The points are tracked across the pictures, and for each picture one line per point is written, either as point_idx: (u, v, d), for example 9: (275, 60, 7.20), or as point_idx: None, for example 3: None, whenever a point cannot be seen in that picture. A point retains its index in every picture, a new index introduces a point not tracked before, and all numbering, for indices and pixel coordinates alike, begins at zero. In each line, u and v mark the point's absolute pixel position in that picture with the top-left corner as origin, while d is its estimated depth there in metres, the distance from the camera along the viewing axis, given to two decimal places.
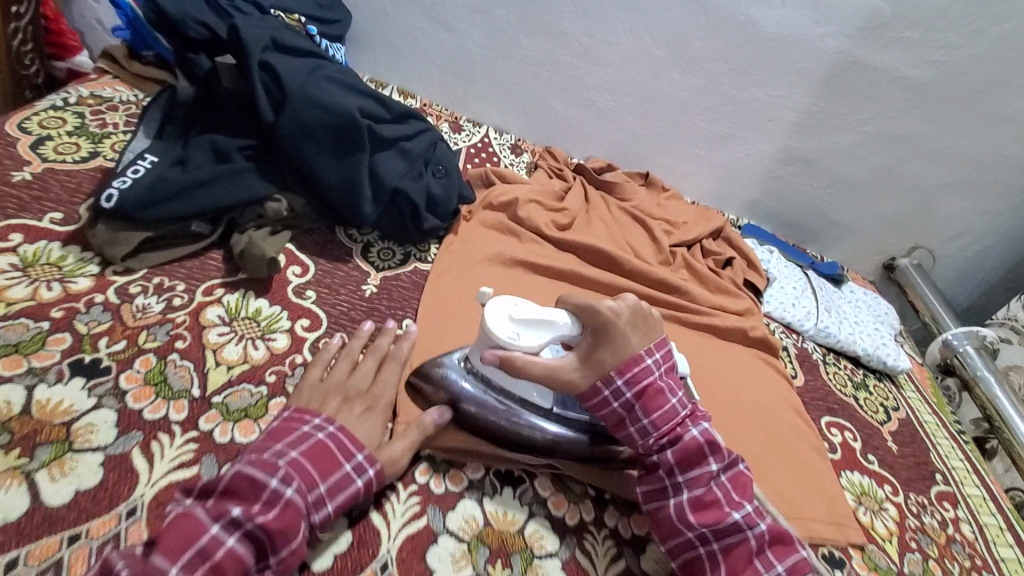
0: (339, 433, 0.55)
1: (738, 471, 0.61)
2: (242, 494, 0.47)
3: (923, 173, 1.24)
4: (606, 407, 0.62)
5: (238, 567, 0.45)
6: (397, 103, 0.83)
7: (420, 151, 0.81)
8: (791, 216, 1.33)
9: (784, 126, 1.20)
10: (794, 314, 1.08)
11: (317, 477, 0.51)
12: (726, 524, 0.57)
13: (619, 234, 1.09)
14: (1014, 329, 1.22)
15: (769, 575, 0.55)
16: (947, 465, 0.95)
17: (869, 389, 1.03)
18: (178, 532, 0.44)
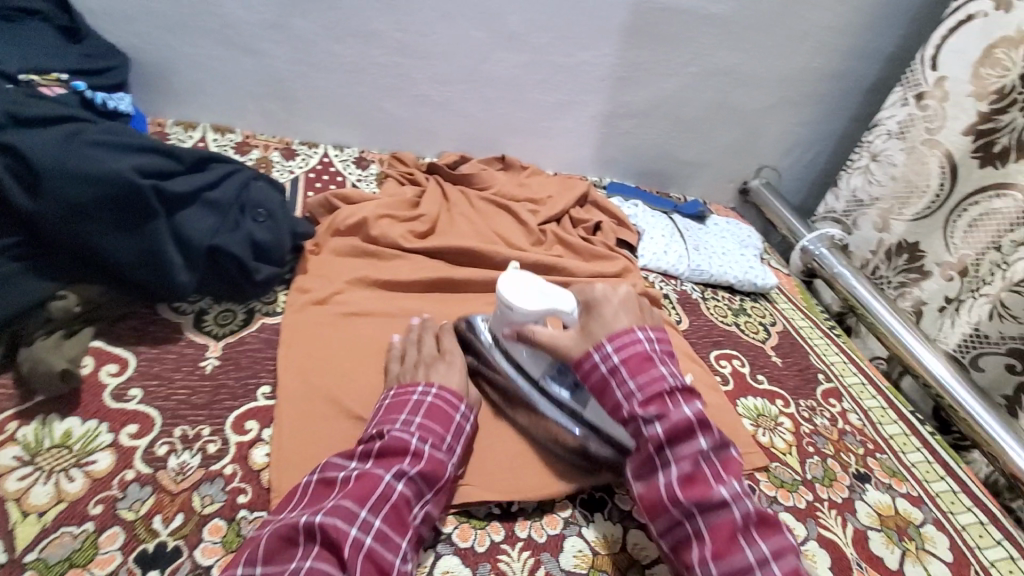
0: (442, 393, 0.67)
1: (727, 452, 0.62)
2: (396, 453, 0.60)
3: (749, 99, 1.31)
4: (614, 397, 0.65)
5: (399, 521, 0.56)
6: (190, 150, 0.73)
7: (229, 200, 0.73)
8: (645, 165, 1.39)
9: (617, 82, 1.22)
10: (668, 261, 1.12)
11: (443, 431, 0.64)
12: (739, 566, 0.55)
13: (484, 226, 1.06)
14: (835, 220, 1.34)
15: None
16: (827, 363, 1.02)
17: (748, 312, 1.09)
18: (362, 485, 0.56)
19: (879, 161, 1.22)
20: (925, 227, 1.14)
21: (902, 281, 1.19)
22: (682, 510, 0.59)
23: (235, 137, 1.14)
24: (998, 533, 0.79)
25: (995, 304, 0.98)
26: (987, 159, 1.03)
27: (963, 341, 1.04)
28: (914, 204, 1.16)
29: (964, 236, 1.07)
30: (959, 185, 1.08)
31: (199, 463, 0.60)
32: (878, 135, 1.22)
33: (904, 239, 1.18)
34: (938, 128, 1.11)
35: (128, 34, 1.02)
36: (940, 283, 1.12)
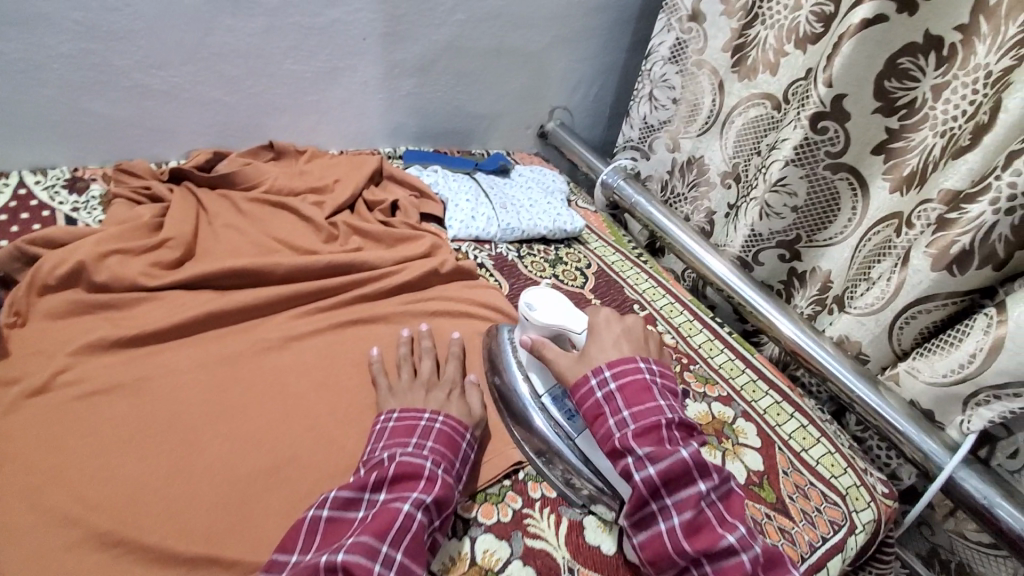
0: (447, 419, 0.66)
1: (729, 492, 0.62)
2: (410, 479, 0.58)
3: (526, 40, 1.28)
4: (591, 398, 0.66)
5: (417, 557, 0.54)
6: None
7: None
8: (438, 126, 1.30)
9: (381, 39, 1.09)
10: (476, 227, 1.07)
11: (451, 456, 0.63)
12: (720, 549, 0.57)
13: (259, 233, 0.90)
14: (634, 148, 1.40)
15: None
16: (638, 291, 1.08)
17: (564, 260, 1.10)
18: (378, 518, 0.54)
19: (660, 85, 1.29)
20: (705, 141, 1.24)
21: (695, 195, 1.29)
22: (655, 500, 0.60)
23: None
24: (789, 408, 0.90)
25: (762, 206, 1.09)
26: (744, 73, 1.14)
27: (745, 242, 1.16)
28: (696, 119, 1.24)
29: (736, 140, 1.17)
30: (726, 99, 1.18)
31: None
32: (655, 62, 1.28)
33: (692, 155, 1.27)
34: (702, 49, 1.19)
35: None
36: (722, 192, 1.23)
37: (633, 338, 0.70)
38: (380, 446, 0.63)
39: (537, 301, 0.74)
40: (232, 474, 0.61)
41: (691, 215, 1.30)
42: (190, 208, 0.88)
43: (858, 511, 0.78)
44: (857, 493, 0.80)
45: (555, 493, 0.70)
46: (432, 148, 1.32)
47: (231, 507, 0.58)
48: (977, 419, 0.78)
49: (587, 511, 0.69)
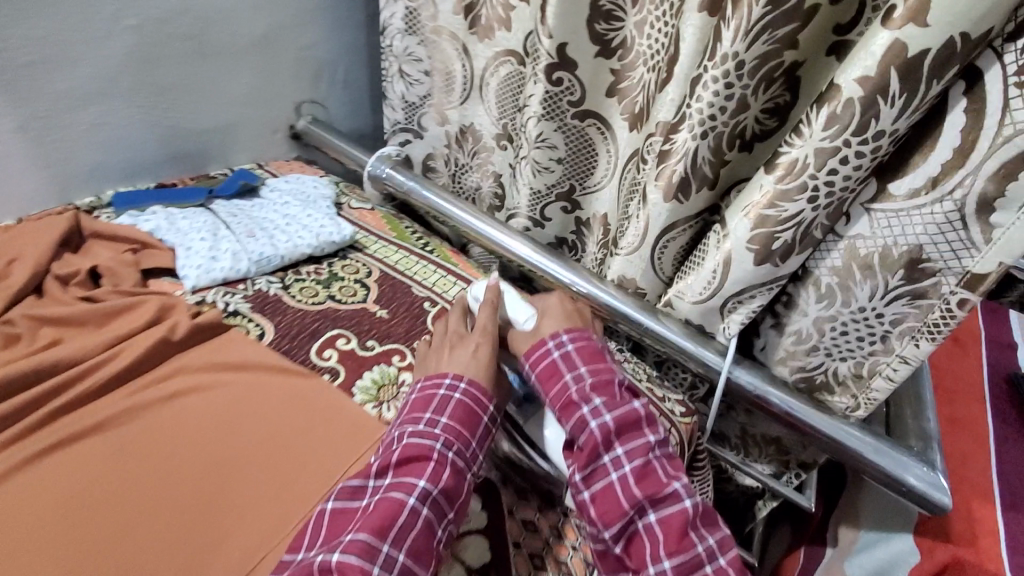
0: (468, 389, 0.70)
1: (672, 452, 0.70)
2: (419, 462, 0.63)
3: (230, 36, 1.09)
4: (434, 395, 0.70)
5: (424, 542, 0.59)
6: None
7: None
8: (154, 155, 1.09)
9: (14, 70, 0.86)
10: (221, 268, 0.91)
11: (467, 435, 0.67)
12: (666, 496, 0.65)
13: None
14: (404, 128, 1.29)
15: (702, 545, 0.63)
16: (428, 286, 1.01)
17: (339, 276, 0.99)
18: (378, 515, 0.59)
19: (407, 59, 1.19)
20: (469, 108, 1.19)
21: (478, 162, 1.24)
22: (608, 449, 0.67)
23: None
24: None
25: (534, 163, 1.06)
26: (482, 33, 1.09)
27: (531, 201, 1.12)
28: (454, 89, 1.18)
29: (496, 100, 1.14)
30: (475, 62, 1.13)
31: None
32: (392, 36, 1.18)
33: (463, 124, 1.22)
34: (434, 15, 1.12)
35: None
36: (502, 155, 1.19)
37: (572, 316, 0.81)
38: (400, 421, 0.68)
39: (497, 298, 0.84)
40: None
41: (481, 184, 1.27)
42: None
43: None
44: (660, 424, 0.84)
45: None
46: (154, 183, 1.10)
47: None
48: (733, 324, 0.86)
49: None
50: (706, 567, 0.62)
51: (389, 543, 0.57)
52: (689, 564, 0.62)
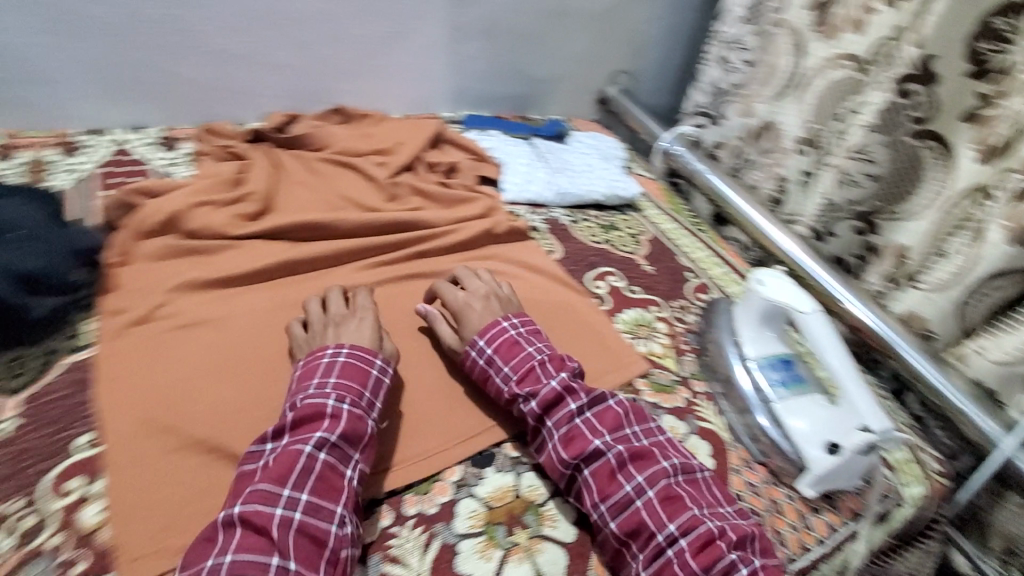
0: (353, 350, 0.64)
1: (602, 407, 0.66)
2: (315, 420, 0.58)
3: (586, 3, 1.25)
4: (475, 367, 0.70)
5: (335, 473, 0.56)
6: None
7: None
8: (500, 90, 1.30)
9: (444, 3, 1.10)
10: (532, 190, 1.09)
11: (360, 386, 0.62)
12: (590, 452, 0.62)
13: (325, 189, 0.96)
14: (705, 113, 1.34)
15: (631, 485, 0.60)
16: (693, 259, 1.06)
17: (617, 227, 1.10)
18: (280, 463, 0.54)
19: (733, 48, 1.24)
20: (779, 105, 1.17)
21: (768, 162, 1.21)
22: (537, 422, 0.66)
23: None
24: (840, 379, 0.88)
25: (840, 173, 1.05)
26: (827, 32, 1.06)
27: (819, 211, 1.11)
28: (772, 82, 1.17)
29: (815, 103, 1.09)
30: (805, 60, 1.11)
31: (14, 545, 0.52)
32: (729, 23, 1.24)
33: (768, 119, 1.19)
34: (781, 9, 1.14)
35: None
36: (796, 160, 1.15)
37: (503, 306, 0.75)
38: (292, 392, 0.62)
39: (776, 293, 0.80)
40: None
41: (761, 182, 1.24)
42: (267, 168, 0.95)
43: (907, 485, 0.77)
44: (910, 467, 0.80)
45: None
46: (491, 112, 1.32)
47: None
48: None
49: None
50: (638, 501, 0.60)
51: (311, 446, 0.56)
52: (621, 504, 0.60)
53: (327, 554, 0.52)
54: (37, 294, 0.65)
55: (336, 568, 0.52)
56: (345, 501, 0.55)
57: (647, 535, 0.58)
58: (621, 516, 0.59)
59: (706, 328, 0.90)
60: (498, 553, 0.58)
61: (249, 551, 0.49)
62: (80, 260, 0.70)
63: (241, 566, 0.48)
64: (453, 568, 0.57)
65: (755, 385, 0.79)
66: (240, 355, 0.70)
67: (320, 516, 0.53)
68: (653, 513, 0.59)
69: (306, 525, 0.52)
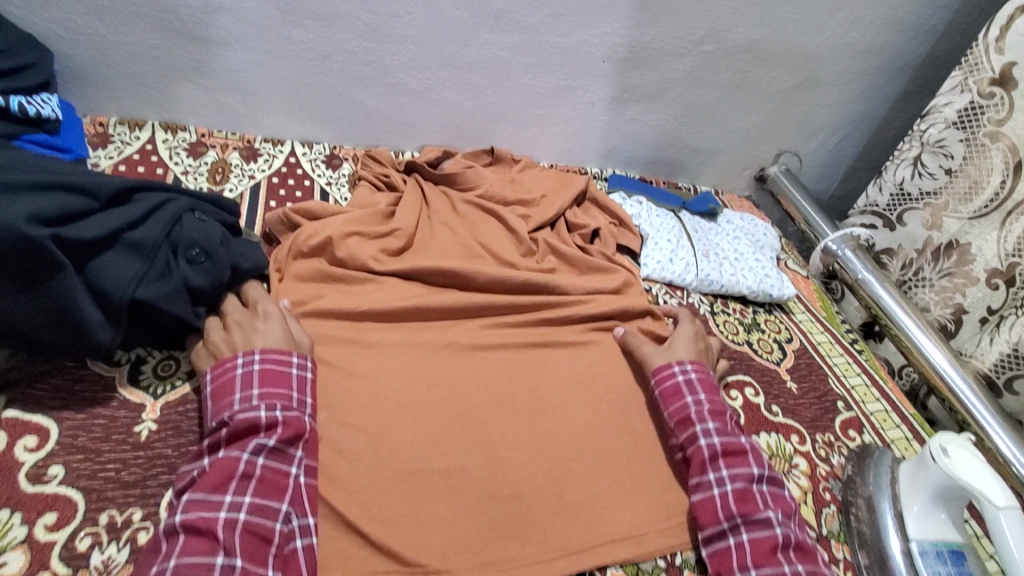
0: (265, 355, 0.61)
1: (777, 488, 0.68)
2: (250, 431, 0.57)
3: (770, 80, 1.16)
4: (673, 379, 0.76)
5: (278, 474, 0.56)
6: (107, 180, 0.61)
7: (156, 240, 0.61)
8: (654, 154, 1.24)
9: (621, 64, 1.06)
10: (673, 271, 1.01)
11: (288, 390, 0.61)
12: (759, 518, 0.63)
13: (466, 235, 0.95)
14: (875, 214, 1.18)
15: (791, 568, 0.60)
16: (846, 386, 0.93)
17: (761, 327, 0.99)
18: (215, 471, 0.53)
19: (932, 151, 1.05)
20: (978, 227, 1.01)
21: (943, 286, 1.07)
22: (714, 466, 0.68)
23: (189, 136, 0.98)
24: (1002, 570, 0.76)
25: None
26: None
27: (1000, 360, 0.98)
28: (975, 199, 1.00)
29: (1022, 238, 0.95)
30: (1022, 184, 0.95)
31: (128, 558, 0.51)
32: (932, 124, 1.05)
33: (956, 239, 1.04)
34: (1003, 120, 0.95)
35: (53, 22, 0.84)
36: (983, 292, 1.01)
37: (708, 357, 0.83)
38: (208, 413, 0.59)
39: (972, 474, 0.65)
40: (411, 467, 0.64)
41: (930, 307, 1.10)
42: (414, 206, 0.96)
43: None
44: None
45: None
46: (639, 175, 1.26)
47: (404, 496, 0.61)
48: None
49: None
50: None
51: (248, 452, 0.55)
52: None
53: (274, 549, 0.52)
54: (196, 307, 0.65)
55: (285, 563, 0.53)
56: (290, 499, 0.56)
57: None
58: None
59: (854, 478, 0.78)
60: None
61: (199, 553, 0.48)
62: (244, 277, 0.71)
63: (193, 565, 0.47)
64: None
65: (912, 571, 0.67)
66: (376, 400, 0.70)
67: (267, 516, 0.53)
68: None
69: (254, 524, 0.52)
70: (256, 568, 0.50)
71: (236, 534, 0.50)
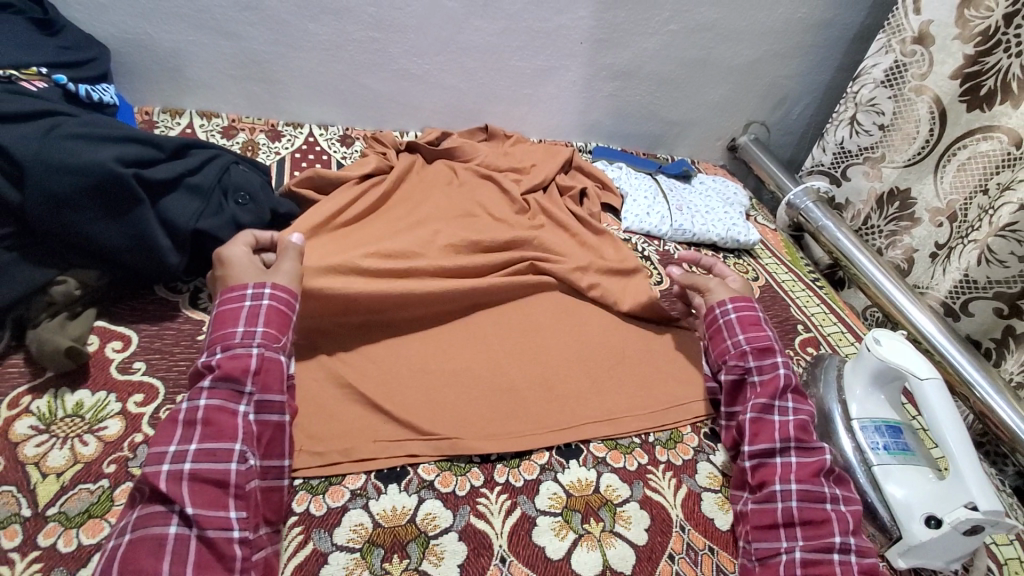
0: (221, 299, 0.65)
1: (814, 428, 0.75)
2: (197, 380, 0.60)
3: (732, 55, 1.29)
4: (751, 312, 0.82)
5: (224, 416, 0.58)
6: (170, 138, 0.76)
7: (211, 184, 0.75)
8: (632, 127, 1.37)
9: (596, 44, 1.20)
10: (650, 222, 1.13)
11: (232, 328, 0.63)
12: (812, 446, 0.69)
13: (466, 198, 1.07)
14: (823, 172, 1.31)
15: (832, 489, 0.66)
16: (806, 313, 1.05)
17: (730, 269, 1.11)
18: (166, 426, 0.57)
19: (868, 109, 1.18)
20: (915, 173, 1.14)
21: (893, 230, 1.19)
22: (782, 398, 0.74)
23: (222, 121, 1.13)
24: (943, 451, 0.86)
25: (983, 250, 0.99)
26: (976, 104, 1.01)
27: (953, 287, 1.06)
28: (908, 148, 1.13)
29: (954, 178, 1.06)
30: (949, 129, 1.07)
31: None
32: (864, 84, 1.18)
33: (896, 186, 1.17)
34: (925, 74, 1.08)
35: (110, 26, 1.00)
36: (929, 230, 1.12)
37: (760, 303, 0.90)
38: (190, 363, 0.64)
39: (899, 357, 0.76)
40: (424, 367, 0.76)
41: (885, 250, 1.22)
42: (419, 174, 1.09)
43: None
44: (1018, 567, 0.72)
45: (680, 462, 0.74)
46: (620, 147, 1.40)
47: (419, 387, 0.74)
48: None
49: (708, 488, 0.71)
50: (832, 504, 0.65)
51: (191, 400, 0.58)
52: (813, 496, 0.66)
53: (232, 489, 0.55)
54: None
55: (246, 501, 0.55)
56: (243, 438, 0.58)
57: (822, 531, 0.64)
58: (806, 503, 0.65)
59: (810, 382, 0.89)
60: (571, 536, 0.63)
61: (154, 505, 0.52)
62: (278, 222, 0.85)
63: (147, 519, 0.51)
64: (530, 536, 0.62)
65: (860, 450, 0.76)
66: None
67: (216, 460, 0.55)
68: (842, 517, 0.64)
69: (203, 471, 0.54)
70: (212, 511, 0.53)
71: (182, 484, 0.53)
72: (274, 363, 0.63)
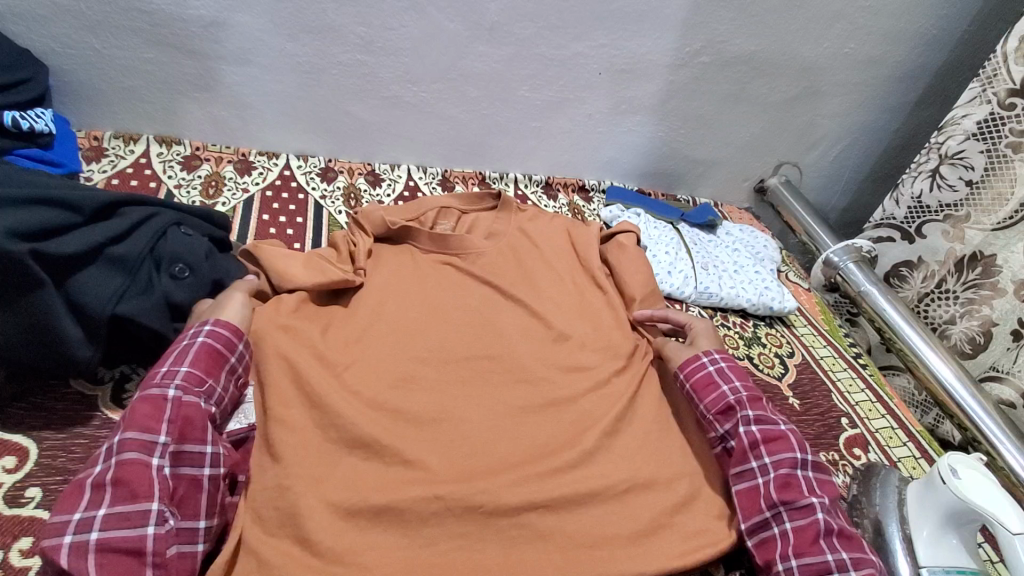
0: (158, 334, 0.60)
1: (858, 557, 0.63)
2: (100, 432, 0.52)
3: (768, 91, 1.15)
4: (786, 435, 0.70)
5: (139, 469, 0.50)
6: (89, 192, 0.60)
7: (141, 255, 0.60)
8: (651, 166, 1.22)
9: (617, 76, 1.05)
10: (671, 284, 0.99)
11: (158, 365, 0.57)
12: (802, 505, 0.64)
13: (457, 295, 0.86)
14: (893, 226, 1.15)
15: (835, 556, 0.60)
16: (851, 402, 0.91)
17: (763, 342, 0.97)
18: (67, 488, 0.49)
19: (952, 163, 1.03)
20: (1004, 238, 0.99)
21: (969, 298, 1.04)
22: (755, 455, 0.69)
23: (184, 149, 0.98)
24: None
25: None
26: None
27: None
28: (999, 211, 0.98)
29: None
30: None
31: None
32: (950, 136, 1.03)
33: (979, 250, 1.02)
34: None
35: (47, 37, 0.84)
36: (1012, 304, 0.99)
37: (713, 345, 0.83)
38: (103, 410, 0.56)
39: (979, 496, 0.63)
40: (400, 491, 0.62)
41: (955, 320, 1.07)
42: (406, 266, 0.88)
43: None
44: None
45: None
46: (636, 186, 1.25)
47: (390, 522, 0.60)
48: None
49: None
50: None
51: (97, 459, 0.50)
52: None
53: (150, 558, 0.48)
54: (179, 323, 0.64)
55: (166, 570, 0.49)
56: (161, 496, 0.51)
57: None
58: None
59: (860, 498, 0.75)
60: None
61: None
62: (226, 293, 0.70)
63: None
64: None
65: None
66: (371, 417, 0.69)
67: (130, 525, 0.48)
68: None
69: (114, 542, 0.47)
70: None
71: (88, 560, 0.45)
72: (195, 409, 0.56)
